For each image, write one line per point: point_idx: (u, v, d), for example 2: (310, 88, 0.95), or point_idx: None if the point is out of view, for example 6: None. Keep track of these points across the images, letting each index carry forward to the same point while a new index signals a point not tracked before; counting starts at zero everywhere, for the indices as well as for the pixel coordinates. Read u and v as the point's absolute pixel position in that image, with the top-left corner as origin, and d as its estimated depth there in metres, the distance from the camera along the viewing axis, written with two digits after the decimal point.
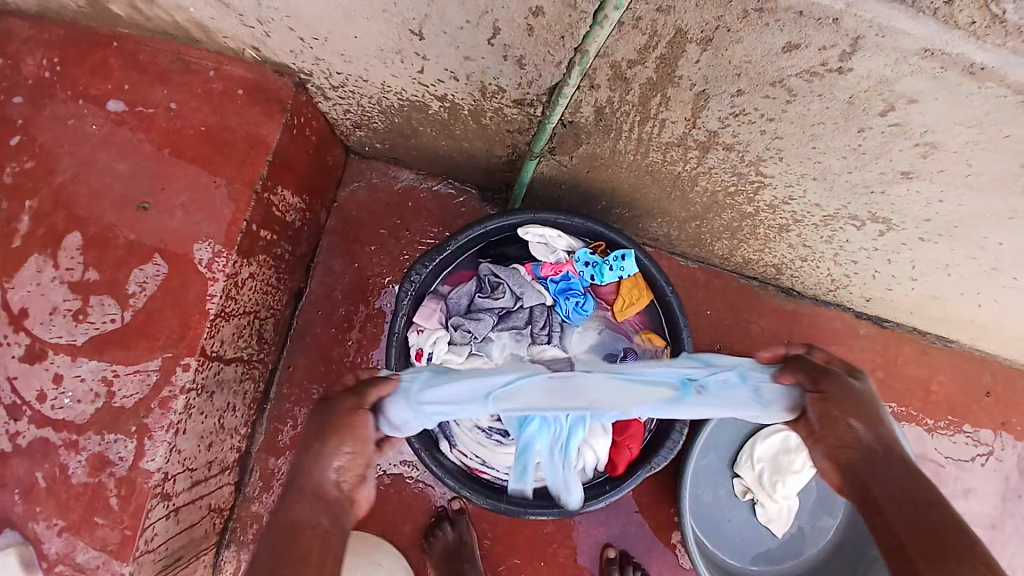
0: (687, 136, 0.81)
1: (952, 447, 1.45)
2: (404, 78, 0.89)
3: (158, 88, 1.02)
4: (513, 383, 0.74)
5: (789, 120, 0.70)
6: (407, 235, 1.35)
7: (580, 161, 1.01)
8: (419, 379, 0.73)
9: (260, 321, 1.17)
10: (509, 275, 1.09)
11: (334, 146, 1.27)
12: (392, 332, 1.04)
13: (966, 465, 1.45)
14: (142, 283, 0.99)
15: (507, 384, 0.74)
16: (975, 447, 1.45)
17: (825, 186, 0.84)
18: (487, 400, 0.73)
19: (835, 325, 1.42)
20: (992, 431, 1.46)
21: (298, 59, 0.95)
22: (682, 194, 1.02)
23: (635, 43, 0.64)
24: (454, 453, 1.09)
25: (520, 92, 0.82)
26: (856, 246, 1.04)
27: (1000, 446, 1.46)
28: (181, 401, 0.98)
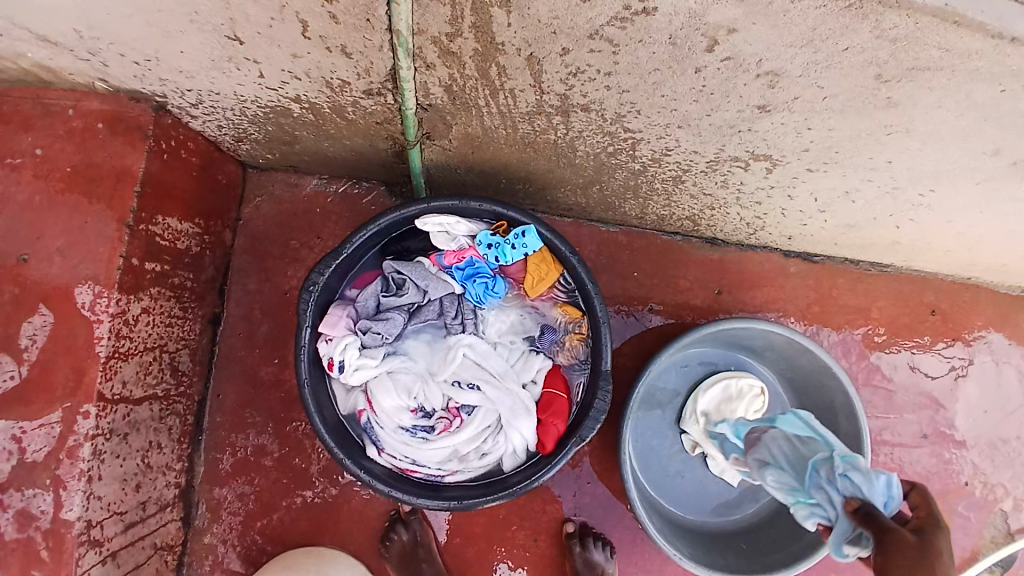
0: (542, 103, 0.79)
1: (930, 363, 1.46)
2: (251, 85, 0.86)
3: (22, 135, 0.98)
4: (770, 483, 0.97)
5: (626, 71, 0.68)
6: (320, 243, 1.32)
7: (460, 143, 0.98)
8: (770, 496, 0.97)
9: (169, 354, 1.14)
10: (412, 270, 1.07)
11: (225, 164, 1.23)
12: (300, 346, 1.04)
13: (937, 380, 1.46)
14: (32, 336, 0.95)
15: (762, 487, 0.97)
16: (949, 362, 1.47)
17: (693, 133, 0.83)
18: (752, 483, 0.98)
19: (765, 267, 1.42)
20: (965, 346, 1.47)
21: (146, 83, 0.92)
22: (568, 161, 0.99)
23: (441, 14, 0.62)
24: (383, 457, 1.08)
25: (364, 82, 0.79)
26: (752, 187, 1.03)
27: (974, 358, 1.47)
28: (88, 448, 0.96)
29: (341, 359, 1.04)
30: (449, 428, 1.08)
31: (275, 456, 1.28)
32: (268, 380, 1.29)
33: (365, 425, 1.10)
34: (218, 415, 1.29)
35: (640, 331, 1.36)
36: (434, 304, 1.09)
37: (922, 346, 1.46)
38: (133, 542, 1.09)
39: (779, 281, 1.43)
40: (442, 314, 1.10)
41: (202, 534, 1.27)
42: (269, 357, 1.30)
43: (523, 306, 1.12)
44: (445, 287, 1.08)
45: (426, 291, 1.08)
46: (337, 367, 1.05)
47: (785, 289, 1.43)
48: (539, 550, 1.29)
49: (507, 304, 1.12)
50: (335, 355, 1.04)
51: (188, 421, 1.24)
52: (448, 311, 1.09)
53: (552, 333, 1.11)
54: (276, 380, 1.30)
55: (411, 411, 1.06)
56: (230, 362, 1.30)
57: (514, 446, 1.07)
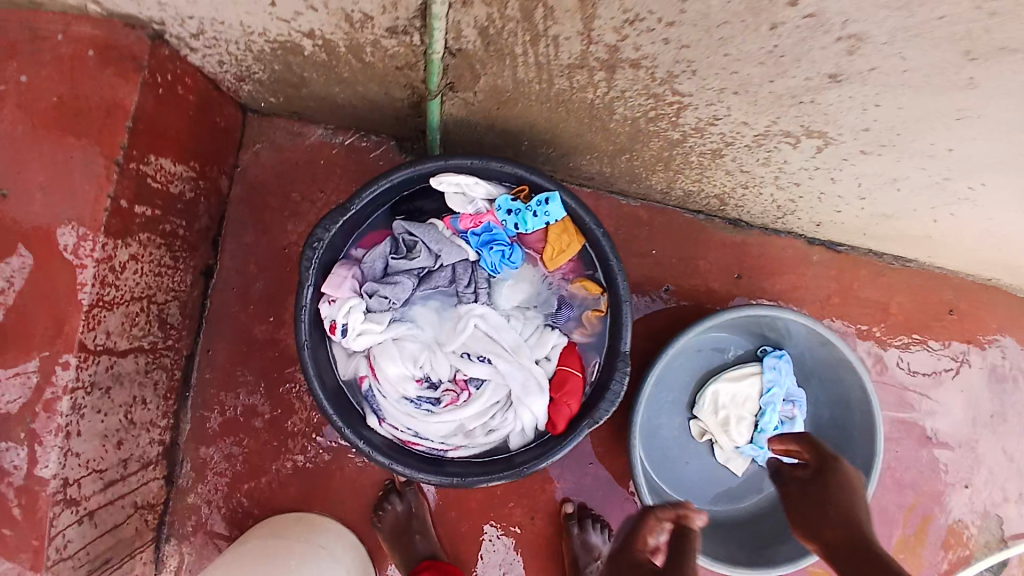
0: (587, 55, 0.71)
1: (922, 361, 1.42)
2: (261, 15, 0.77)
3: (3, 60, 0.88)
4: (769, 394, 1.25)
5: (690, 24, 0.61)
6: (322, 197, 1.23)
7: (486, 97, 0.89)
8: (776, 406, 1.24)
9: (157, 305, 1.07)
10: (424, 232, 1.00)
11: (225, 106, 1.14)
12: (301, 305, 0.97)
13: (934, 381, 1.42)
14: (9, 278, 0.87)
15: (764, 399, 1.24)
16: (942, 361, 1.42)
17: (748, 101, 0.76)
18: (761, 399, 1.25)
19: (788, 253, 1.35)
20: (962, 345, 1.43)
21: (142, 7, 0.82)
22: (602, 126, 0.91)
23: None
24: (383, 427, 1.02)
25: (390, 19, 0.70)
26: (795, 166, 0.97)
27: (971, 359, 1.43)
28: (66, 402, 0.89)
29: (344, 323, 0.97)
30: (455, 401, 1.02)
31: (266, 418, 1.22)
32: (261, 338, 1.23)
33: (366, 393, 1.04)
34: (207, 372, 1.22)
35: (654, 312, 1.30)
36: (446, 270, 1.02)
37: (917, 342, 1.42)
38: (113, 501, 1.03)
39: (800, 269, 1.37)
40: (454, 281, 1.03)
41: (186, 494, 1.21)
42: (263, 315, 1.23)
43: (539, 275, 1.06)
44: (460, 254, 1.01)
45: (438, 256, 1.01)
46: (339, 331, 0.97)
47: (805, 278, 1.37)
48: (536, 528, 1.26)
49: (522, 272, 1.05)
50: (336, 317, 0.97)
51: (175, 376, 1.18)
52: (461, 278, 1.02)
53: (569, 308, 1.06)
54: (269, 340, 1.23)
55: (416, 381, 1.01)
56: (222, 317, 1.23)
57: (523, 425, 1.01)
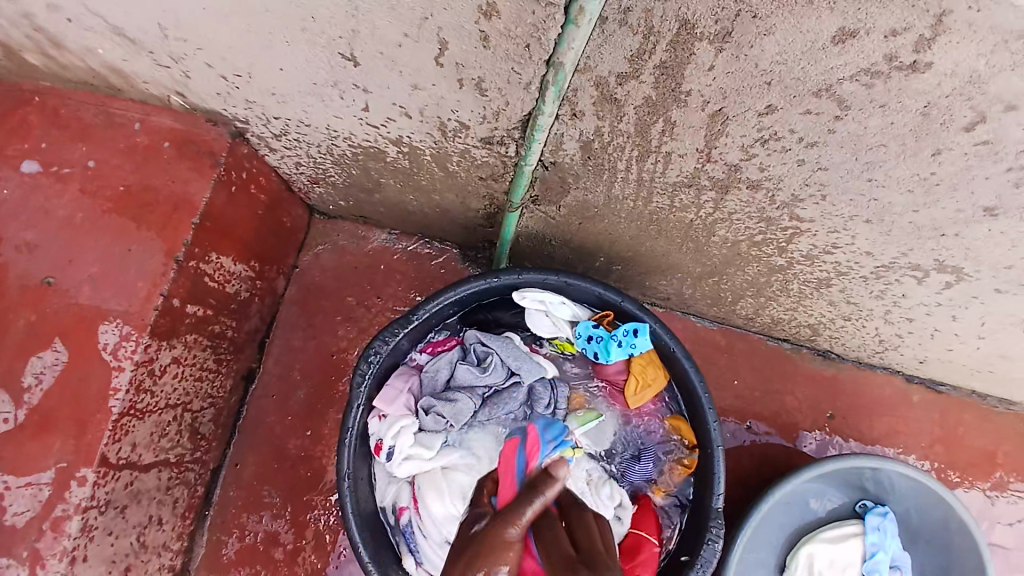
0: (700, 174, 0.64)
1: (1003, 513, 1.17)
2: (349, 119, 0.73)
3: (75, 145, 0.88)
4: (876, 553, 1.06)
5: (838, 143, 0.54)
6: (378, 302, 1.17)
7: (570, 212, 0.83)
8: (884, 568, 1.05)
9: (193, 414, 0.98)
10: (500, 345, 0.93)
11: (293, 206, 1.12)
12: (346, 428, 0.85)
13: None
14: (38, 374, 0.81)
15: (872, 556, 1.06)
16: None
17: (878, 229, 0.67)
18: (870, 559, 1.06)
19: (885, 392, 1.20)
20: None
21: (228, 103, 0.78)
22: (697, 247, 0.83)
23: (626, 46, 0.48)
24: (420, 571, 0.89)
25: (487, 128, 0.66)
26: (913, 301, 0.86)
27: None
28: (77, 523, 0.79)
29: (391, 445, 0.87)
30: None
31: (289, 549, 1.08)
32: (297, 455, 1.12)
33: (405, 528, 0.90)
34: (232, 489, 1.10)
35: (734, 450, 1.15)
36: (521, 388, 0.93)
37: (993, 488, 1.18)
38: None
39: (899, 412, 1.20)
40: (530, 402, 0.93)
41: None
42: (301, 428, 1.13)
43: (622, 422, 0.97)
44: (539, 371, 0.93)
45: (513, 373, 0.93)
46: (385, 453, 0.87)
47: (905, 423, 1.19)
48: None
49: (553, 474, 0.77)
50: (385, 438, 0.87)
51: (198, 493, 1.06)
52: (540, 398, 0.93)
53: (639, 464, 0.95)
54: (304, 456, 1.12)
55: None
56: (256, 427, 1.13)
57: None
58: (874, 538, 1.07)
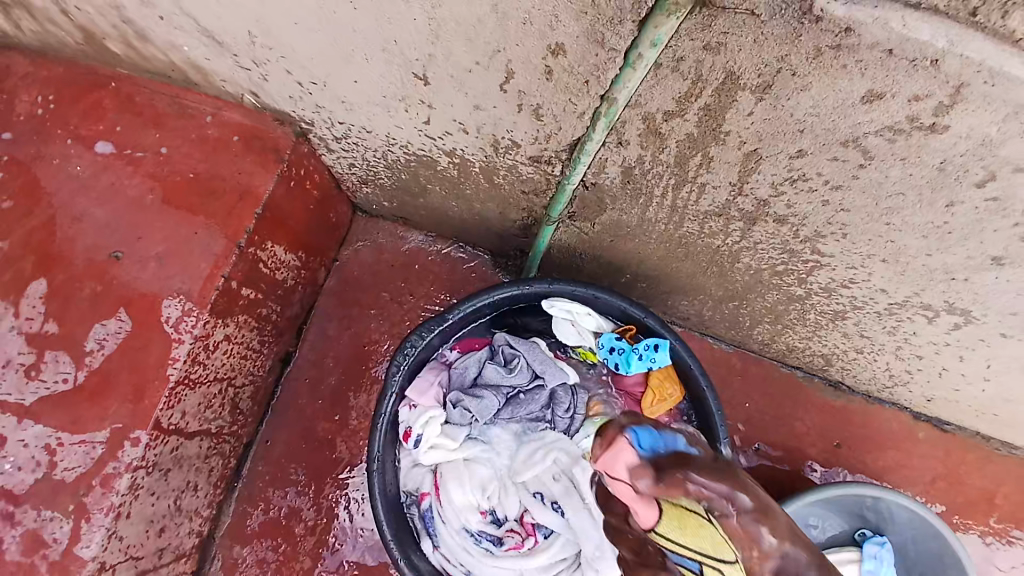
0: (730, 205, 0.69)
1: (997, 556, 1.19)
2: (410, 130, 0.80)
3: (149, 131, 0.95)
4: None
5: (860, 189, 0.59)
6: (410, 300, 1.24)
7: (603, 229, 0.89)
8: None
9: (235, 389, 1.05)
10: (527, 349, 0.98)
11: (339, 202, 1.18)
12: (379, 413, 0.91)
13: None
14: (101, 340, 0.88)
15: None
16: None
17: (893, 269, 0.72)
18: None
19: (892, 427, 1.23)
20: None
21: (298, 106, 0.85)
22: (721, 271, 0.88)
23: (675, 89, 0.54)
24: (436, 555, 0.95)
25: (536, 148, 0.72)
26: (923, 339, 0.89)
27: None
28: (125, 480, 0.86)
29: (420, 433, 0.93)
30: (517, 546, 0.96)
31: (309, 524, 1.15)
32: (323, 437, 1.18)
33: (426, 512, 0.97)
34: (260, 464, 1.17)
35: (739, 469, 1.19)
36: (544, 391, 0.97)
37: (992, 530, 1.20)
38: None
39: (905, 447, 1.23)
40: (551, 404, 0.98)
41: None
42: (329, 412, 1.19)
43: None
44: (562, 377, 0.97)
45: (538, 376, 0.97)
46: (413, 440, 0.93)
47: (909, 458, 1.22)
48: None
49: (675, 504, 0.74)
50: (413, 426, 0.93)
51: (229, 464, 1.13)
52: (560, 402, 0.98)
53: None
54: (330, 439, 1.18)
55: (481, 513, 0.95)
56: (287, 408, 1.19)
57: None
58: (869, 565, 1.11)
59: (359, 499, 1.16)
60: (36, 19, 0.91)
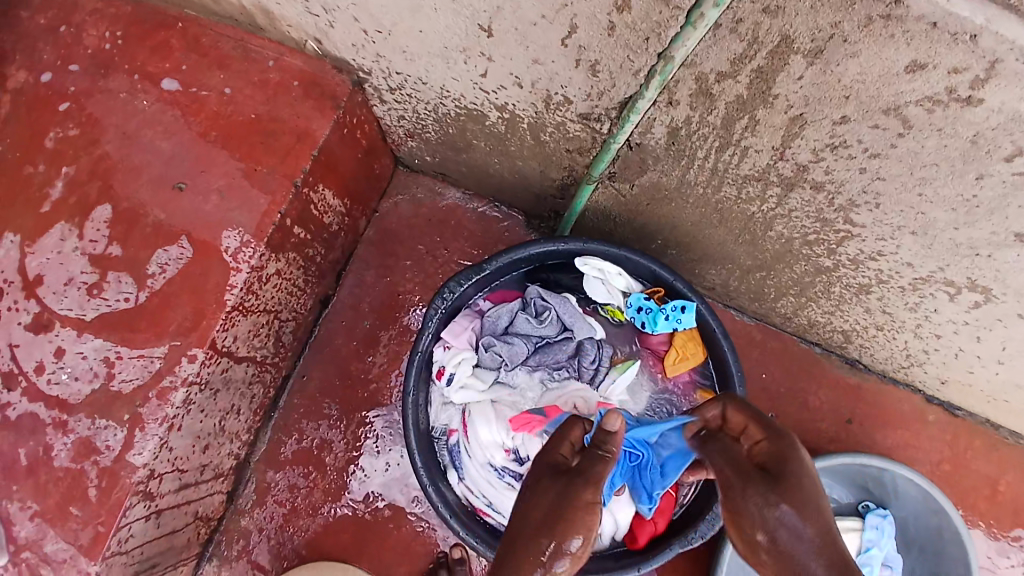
0: (769, 170, 0.72)
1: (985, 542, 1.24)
2: (465, 82, 0.84)
3: (214, 72, 1.00)
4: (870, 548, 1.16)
5: (896, 157, 0.62)
6: (445, 254, 1.29)
7: (641, 191, 0.92)
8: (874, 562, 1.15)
9: (280, 323, 1.12)
10: (559, 303, 1.03)
11: (384, 155, 1.23)
12: (416, 349, 0.97)
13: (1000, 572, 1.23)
14: (162, 265, 0.94)
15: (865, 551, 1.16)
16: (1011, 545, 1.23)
17: (920, 242, 0.75)
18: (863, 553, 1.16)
19: (902, 407, 1.27)
20: None
21: (359, 55, 0.89)
22: (753, 239, 0.92)
23: (729, 50, 0.57)
24: (460, 486, 1.03)
25: (587, 104, 0.75)
26: (943, 317, 0.93)
27: None
28: (180, 395, 0.93)
29: (452, 371, 1.00)
30: None
31: (339, 457, 1.23)
32: (355, 376, 1.25)
33: (453, 447, 1.04)
34: (296, 398, 1.25)
35: None
36: (572, 343, 1.04)
37: (993, 514, 1.24)
38: (179, 505, 1.05)
39: (913, 427, 1.26)
40: (577, 355, 1.04)
41: (241, 516, 1.21)
42: (363, 354, 1.26)
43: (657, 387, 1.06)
44: (589, 330, 1.04)
45: (567, 329, 1.04)
46: (445, 378, 1.01)
47: (918, 439, 1.26)
48: None
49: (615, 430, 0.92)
50: (447, 365, 1.00)
51: (269, 395, 1.20)
52: (586, 353, 1.04)
53: None
54: (362, 379, 1.25)
55: (504, 451, 1.00)
56: (324, 348, 1.26)
57: (603, 529, 1.02)
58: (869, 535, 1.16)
59: (385, 436, 1.24)
60: None
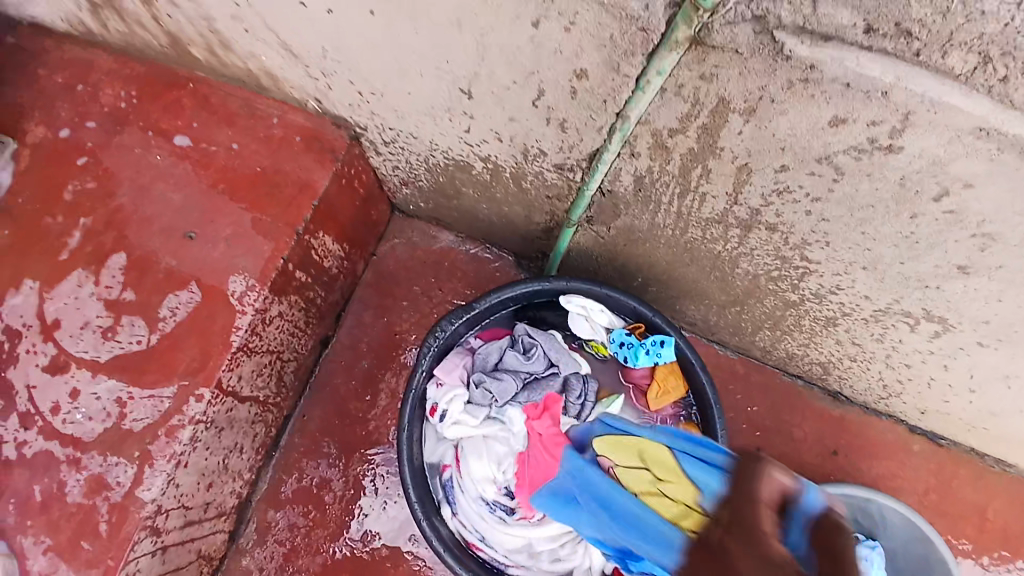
0: (728, 214, 0.79)
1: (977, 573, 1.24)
2: (452, 137, 0.92)
3: (223, 129, 1.09)
4: None
5: (836, 201, 0.69)
6: (439, 294, 1.35)
7: (617, 233, 0.98)
8: None
9: (282, 362, 1.17)
10: (545, 339, 1.08)
11: (381, 202, 1.31)
12: (410, 387, 1.02)
13: None
14: (173, 309, 1.01)
15: None
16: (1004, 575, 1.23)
17: (874, 276, 0.81)
18: None
19: (886, 437, 1.30)
20: None
21: (355, 113, 0.98)
22: (723, 276, 0.98)
23: (678, 110, 0.64)
24: (454, 522, 1.06)
25: (561, 157, 0.83)
26: (909, 347, 0.97)
27: None
28: (188, 432, 0.98)
29: (444, 409, 1.05)
30: (528, 517, 1.05)
31: (337, 494, 1.26)
32: (353, 413, 1.30)
33: (446, 482, 1.08)
34: (296, 436, 1.29)
35: None
36: (558, 378, 1.09)
37: (983, 543, 1.25)
38: (183, 542, 1.08)
39: (898, 457, 1.29)
40: (564, 390, 1.08)
41: (242, 555, 1.24)
42: (361, 391, 1.31)
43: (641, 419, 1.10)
44: (574, 366, 1.09)
45: (553, 364, 1.09)
46: (438, 415, 1.05)
47: (903, 468, 1.28)
48: None
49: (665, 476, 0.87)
50: (439, 403, 1.05)
51: (270, 433, 1.25)
52: (572, 389, 1.08)
53: None
54: (359, 416, 1.30)
55: (496, 485, 1.05)
56: (323, 385, 1.31)
57: (592, 560, 1.05)
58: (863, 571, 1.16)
59: (383, 473, 1.27)
60: (124, 20, 1.04)
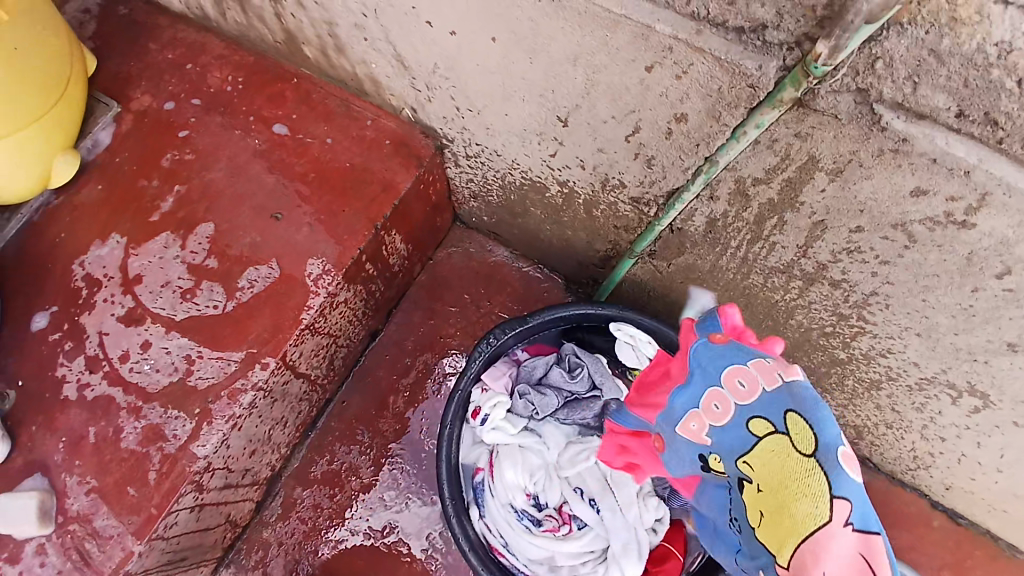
0: (793, 265, 0.83)
1: None
2: (536, 159, 0.98)
3: (319, 123, 1.17)
4: None
5: (903, 267, 0.72)
6: (487, 305, 1.40)
7: (677, 270, 1.03)
8: None
9: (337, 346, 1.23)
10: (591, 362, 1.10)
11: (447, 211, 1.37)
12: (458, 386, 1.08)
13: None
14: (252, 281, 1.08)
15: None
16: None
17: (926, 344, 0.84)
18: None
19: (909, 509, 1.30)
20: None
21: (447, 125, 1.05)
22: (774, 325, 1.01)
23: (766, 162, 0.70)
24: (480, 523, 1.09)
25: (640, 190, 0.88)
26: (948, 420, 0.99)
27: None
28: (248, 397, 1.03)
29: (487, 412, 1.09)
30: (554, 530, 1.07)
31: (364, 482, 1.30)
32: (390, 407, 1.34)
33: (477, 484, 1.11)
34: (333, 420, 1.34)
35: None
36: (598, 402, 1.10)
37: None
38: (219, 503, 1.13)
39: (919, 531, 1.28)
40: (602, 414, 1.11)
41: (264, 527, 1.28)
42: (401, 387, 1.35)
43: None
44: (615, 392, 1.10)
45: (597, 387, 1.10)
46: (480, 417, 1.10)
47: (923, 542, 1.28)
48: None
49: (830, 520, 0.63)
50: (482, 406, 1.09)
51: (311, 414, 1.30)
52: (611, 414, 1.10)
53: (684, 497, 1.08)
54: (396, 410, 1.34)
55: (526, 494, 1.07)
56: (365, 375, 1.37)
57: None
58: None
59: (410, 469, 1.31)
60: (246, 15, 1.13)
